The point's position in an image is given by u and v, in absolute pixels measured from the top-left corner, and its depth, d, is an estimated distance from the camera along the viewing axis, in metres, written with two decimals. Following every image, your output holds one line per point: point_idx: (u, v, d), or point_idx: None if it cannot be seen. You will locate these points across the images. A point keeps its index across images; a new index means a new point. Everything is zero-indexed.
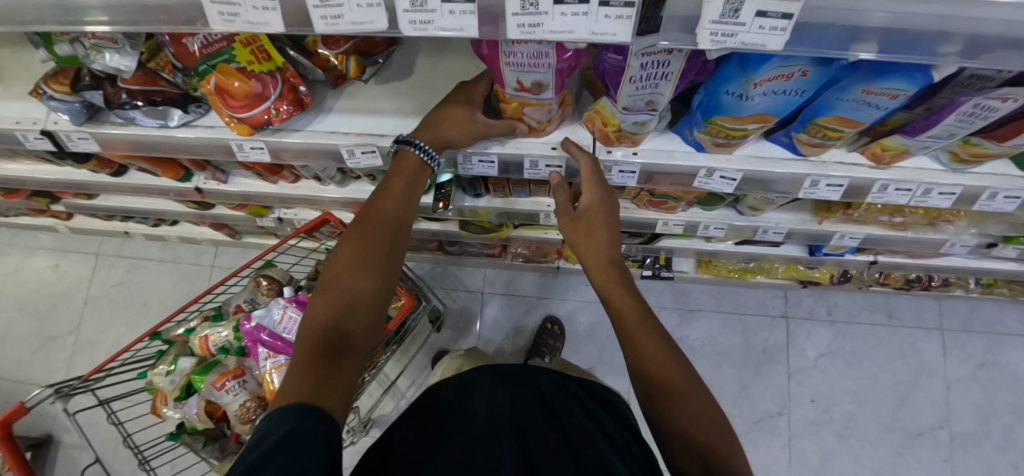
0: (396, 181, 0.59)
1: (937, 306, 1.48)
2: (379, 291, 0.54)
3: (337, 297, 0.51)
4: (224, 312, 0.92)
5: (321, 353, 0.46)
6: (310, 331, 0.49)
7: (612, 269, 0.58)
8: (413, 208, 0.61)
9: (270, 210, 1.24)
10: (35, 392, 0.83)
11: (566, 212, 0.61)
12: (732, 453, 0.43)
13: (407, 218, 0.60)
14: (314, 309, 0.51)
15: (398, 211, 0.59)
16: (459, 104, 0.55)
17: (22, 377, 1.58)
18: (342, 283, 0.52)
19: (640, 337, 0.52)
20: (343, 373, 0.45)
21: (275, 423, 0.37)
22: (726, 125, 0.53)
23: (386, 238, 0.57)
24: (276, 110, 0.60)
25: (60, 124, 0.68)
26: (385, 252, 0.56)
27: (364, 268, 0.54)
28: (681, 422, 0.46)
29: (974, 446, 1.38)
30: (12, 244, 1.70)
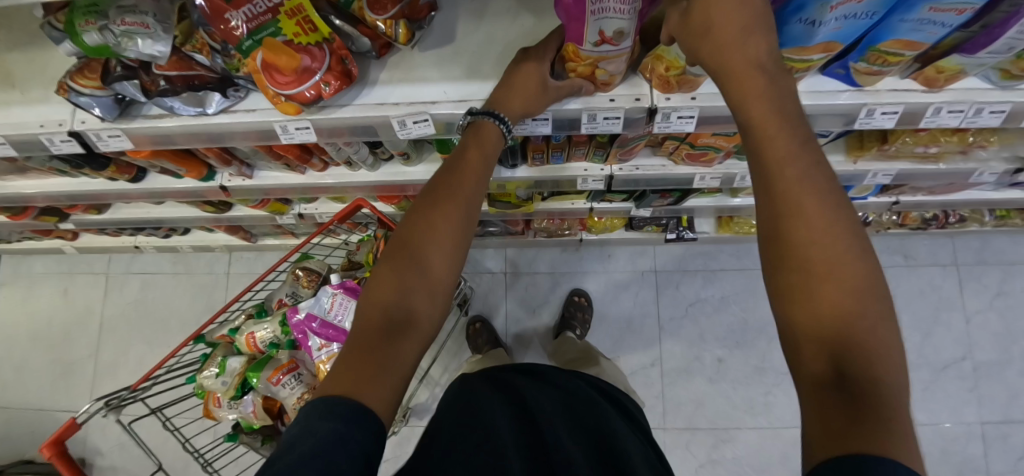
0: (473, 153, 0.55)
1: (949, 243, 1.52)
2: (443, 266, 0.50)
3: (400, 269, 0.49)
4: (268, 308, 0.90)
5: (379, 329, 0.45)
6: (368, 304, 0.48)
7: (764, 76, 0.38)
8: (486, 184, 0.56)
9: (290, 207, 1.21)
10: (85, 408, 0.81)
11: (672, 17, 0.43)
12: (875, 347, 0.30)
13: (478, 192, 0.55)
14: (377, 280, 0.49)
15: (473, 184, 0.54)
16: (529, 73, 0.55)
17: (47, 405, 1.56)
18: (407, 256, 0.49)
19: (792, 171, 0.35)
20: (397, 352, 0.44)
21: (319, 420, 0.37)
22: (792, 56, 0.54)
23: (458, 213, 0.52)
24: (325, 85, 0.57)
25: (88, 122, 0.66)
26: (450, 228, 0.51)
27: (432, 241, 0.50)
28: (821, 290, 0.33)
29: (996, 373, 1.44)
30: (13, 272, 1.64)
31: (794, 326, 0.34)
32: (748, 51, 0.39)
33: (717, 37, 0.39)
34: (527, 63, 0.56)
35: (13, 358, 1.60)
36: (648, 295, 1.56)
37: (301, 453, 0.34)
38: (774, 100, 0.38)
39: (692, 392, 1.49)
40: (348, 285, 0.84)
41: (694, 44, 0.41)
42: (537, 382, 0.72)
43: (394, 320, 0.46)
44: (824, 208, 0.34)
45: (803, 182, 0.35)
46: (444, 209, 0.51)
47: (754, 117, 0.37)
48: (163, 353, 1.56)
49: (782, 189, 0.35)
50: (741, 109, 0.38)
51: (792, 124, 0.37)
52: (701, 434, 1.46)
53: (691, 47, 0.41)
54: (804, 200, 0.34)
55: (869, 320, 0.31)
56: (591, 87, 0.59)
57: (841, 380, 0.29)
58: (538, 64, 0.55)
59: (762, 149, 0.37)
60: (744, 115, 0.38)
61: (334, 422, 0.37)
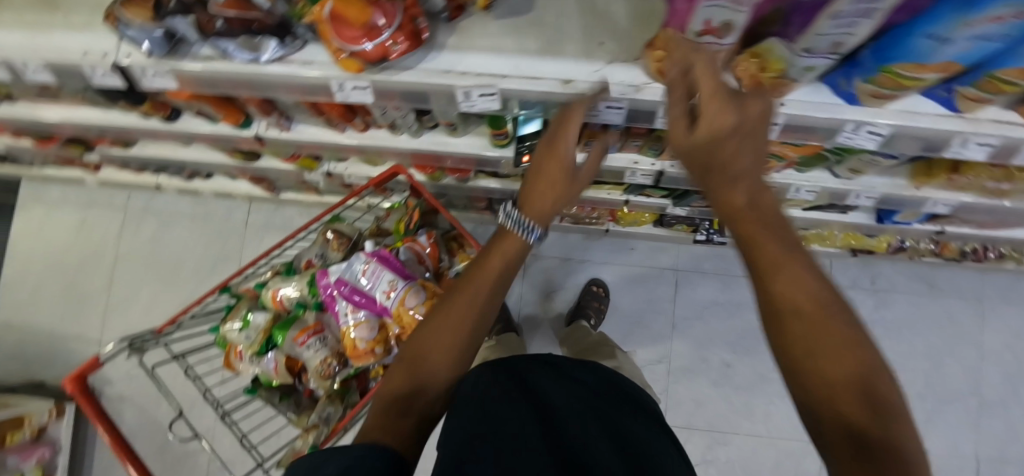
0: (497, 250, 0.60)
1: (978, 278, 1.49)
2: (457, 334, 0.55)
3: (420, 355, 0.54)
4: (296, 267, 0.89)
5: (399, 400, 0.49)
6: (391, 379, 0.53)
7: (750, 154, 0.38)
8: (507, 286, 0.60)
9: (319, 164, 1.18)
10: (108, 347, 0.81)
11: (671, 78, 0.42)
12: (895, 426, 0.29)
13: (499, 292, 0.59)
14: (401, 359, 0.55)
15: (493, 287, 0.58)
16: (552, 164, 0.60)
17: (61, 331, 1.57)
18: (427, 341, 0.54)
19: (774, 253, 0.36)
20: (411, 416, 0.47)
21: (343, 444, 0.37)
22: (902, 73, 0.49)
23: (478, 310, 0.56)
24: (393, 46, 0.53)
25: (133, 56, 0.62)
26: (465, 301, 0.56)
27: (452, 332, 0.55)
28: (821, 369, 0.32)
29: (1002, 412, 1.43)
30: (30, 196, 1.63)
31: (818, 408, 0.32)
32: (747, 109, 0.36)
33: (707, 95, 0.36)
34: (553, 158, 0.60)
35: (29, 281, 1.61)
36: (665, 294, 1.54)
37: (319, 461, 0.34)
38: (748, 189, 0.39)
39: (695, 393, 1.50)
40: (379, 254, 0.81)
41: (677, 113, 0.41)
42: (551, 374, 0.62)
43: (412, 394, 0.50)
44: (795, 284, 0.34)
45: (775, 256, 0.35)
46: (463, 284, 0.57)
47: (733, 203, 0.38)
48: (176, 293, 1.57)
49: (767, 272, 0.35)
50: (718, 196, 0.40)
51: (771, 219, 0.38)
52: (698, 435, 1.47)
53: (683, 116, 0.41)
54: (786, 287, 0.34)
55: (878, 396, 0.31)
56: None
57: (874, 467, 0.27)
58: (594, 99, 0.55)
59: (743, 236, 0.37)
60: (725, 200, 0.39)
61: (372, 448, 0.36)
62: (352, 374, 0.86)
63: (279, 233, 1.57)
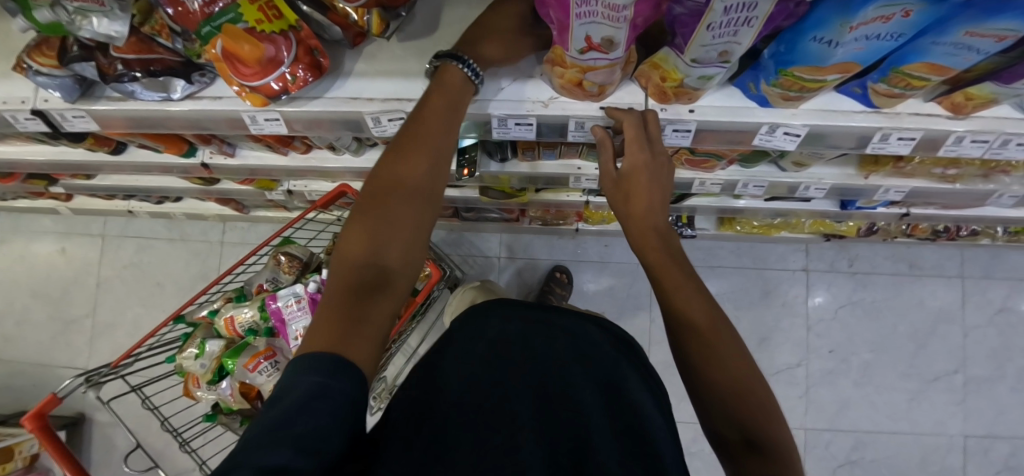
0: (435, 103, 0.47)
1: (959, 255, 1.45)
2: (431, 181, 0.46)
3: (372, 225, 0.43)
4: (248, 293, 0.89)
5: (354, 290, 0.39)
6: (343, 261, 0.42)
7: (655, 237, 0.50)
8: (455, 137, 0.48)
9: (278, 182, 1.18)
10: (66, 383, 0.82)
11: (607, 174, 0.54)
12: (771, 423, 0.41)
13: (446, 143, 0.47)
14: (351, 231, 0.43)
15: (440, 139, 0.47)
16: (495, 18, 0.51)
17: (49, 360, 1.60)
18: (383, 211, 0.43)
19: (682, 299, 0.46)
20: (376, 316, 0.38)
21: (303, 374, 0.32)
22: (804, 75, 0.48)
23: (425, 165, 0.45)
24: (293, 77, 0.53)
25: (51, 101, 0.63)
26: (440, 135, 0.47)
27: (410, 201, 0.44)
28: (721, 391, 0.43)
29: (987, 388, 1.42)
30: (11, 229, 1.65)
31: (713, 414, 0.43)
32: (653, 214, 0.51)
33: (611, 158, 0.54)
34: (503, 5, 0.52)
35: (14, 312, 1.64)
36: (641, 288, 1.53)
37: (276, 419, 0.29)
38: (667, 251, 0.49)
39: (677, 386, 1.50)
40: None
41: (621, 198, 0.52)
42: (564, 326, 0.56)
43: (370, 283, 0.40)
44: (730, 352, 0.44)
45: (689, 302, 0.46)
46: (428, 115, 0.47)
47: (653, 264, 0.49)
48: (158, 315, 1.59)
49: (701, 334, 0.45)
50: (648, 258, 0.50)
51: (678, 260, 0.49)
52: (682, 428, 1.48)
53: (621, 197, 0.52)
54: (712, 342, 0.44)
55: (762, 409, 0.42)
56: (580, 96, 0.54)
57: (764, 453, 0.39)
58: (640, 154, 0.51)
59: (660, 285, 0.48)
60: (644, 258, 0.51)
61: (318, 376, 0.32)
62: None
63: None
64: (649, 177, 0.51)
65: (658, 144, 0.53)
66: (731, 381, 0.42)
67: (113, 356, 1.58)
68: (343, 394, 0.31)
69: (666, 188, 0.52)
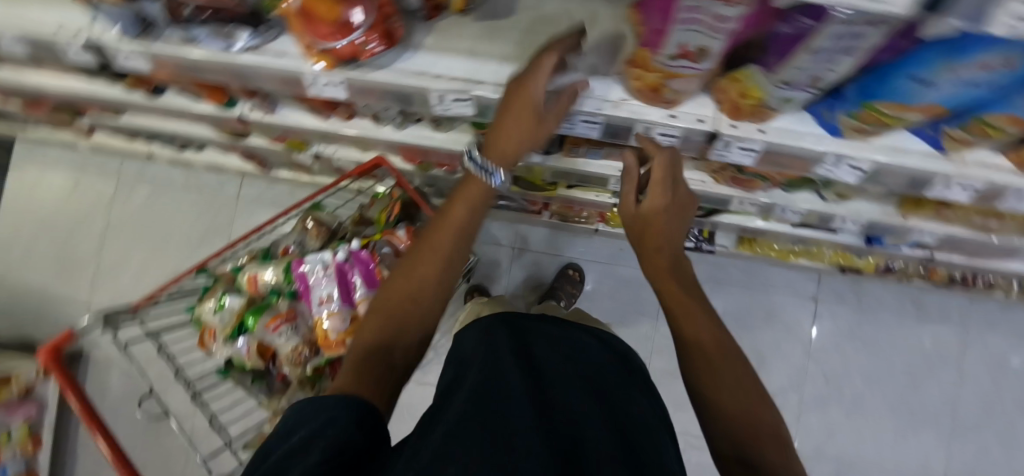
0: (455, 208, 0.56)
1: (967, 303, 1.47)
2: (442, 283, 0.55)
3: (390, 315, 0.52)
4: (273, 253, 0.89)
5: (369, 353, 0.48)
6: (365, 338, 0.52)
7: (670, 274, 0.55)
8: (465, 244, 0.56)
9: (308, 145, 1.16)
10: (84, 321, 0.82)
11: (628, 202, 0.57)
12: (772, 448, 0.44)
13: (457, 250, 0.56)
14: (376, 313, 0.54)
15: (451, 246, 0.55)
16: (514, 98, 0.48)
17: (51, 292, 1.60)
18: (400, 304, 0.53)
19: (692, 320, 0.52)
20: (383, 377, 0.46)
21: (329, 400, 0.38)
22: (887, 110, 0.47)
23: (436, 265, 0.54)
24: (364, 45, 0.52)
25: (106, 36, 0.61)
26: (453, 240, 0.55)
27: (421, 300, 0.54)
28: (725, 406, 0.47)
29: (973, 437, 1.44)
30: (24, 156, 1.63)
31: (716, 430, 0.47)
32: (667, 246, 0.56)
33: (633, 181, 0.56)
34: (521, 84, 0.47)
35: (21, 240, 1.62)
36: (650, 296, 1.54)
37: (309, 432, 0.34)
38: (679, 279, 0.55)
39: (672, 397, 1.52)
40: (366, 256, 0.83)
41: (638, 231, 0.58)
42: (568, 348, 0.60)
43: (381, 351, 0.49)
44: (738, 377, 0.49)
45: (697, 327, 0.51)
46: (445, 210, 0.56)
47: (664, 284, 0.55)
48: (166, 262, 1.58)
49: (711, 349, 0.50)
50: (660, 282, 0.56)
51: (688, 288, 0.54)
52: None
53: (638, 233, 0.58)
54: (721, 357, 0.49)
55: (761, 425, 0.46)
56: (653, 101, 0.53)
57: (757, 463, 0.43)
58: (659, 191, 0.54)
59: (675, 313, 0.54)
60: (658, 279, 0.56)
61: (343, 402, 0.37)
62: (327, 360, 0.85)
63: (270, 208, 1.57)
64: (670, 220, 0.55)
65: (677, 192, 0.56)
66: (735, 397, 0.47)
67: (117, 295, 1.58)
68: (362, 418, 0.36)
69: (676, 227, 0.58)
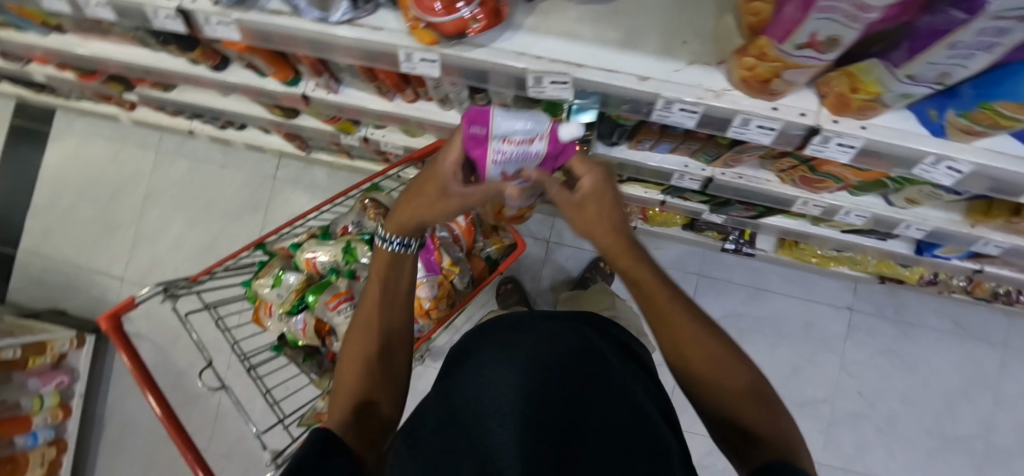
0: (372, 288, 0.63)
1: (1006, 322, 1.44)
2: (384, 302, 0.62)
3: (362, 359, 0.59)
4: (332, 233, 0.89)
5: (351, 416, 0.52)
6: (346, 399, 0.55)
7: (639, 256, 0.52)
8: (393, 290, 0.63)
9: (357, 127, 1.15)
10: (145, 289, 0.82)
11: (564, 196, 0.52)
12: (753, 411, 0.45)
13: (389, 313, 0.62)
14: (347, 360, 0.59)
15: (381, 299, 0.62)
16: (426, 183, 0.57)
17: (85, 263, 1.61)
18: (364, 343, 0.60)
19: (663, 302, 0.50)
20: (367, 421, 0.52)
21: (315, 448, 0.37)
22: (1005, 112, 0.46)
23: (376, 315, 0.61)
24: (472, 22, 0.51)
25: (200, 3, 0.61)
26: (381, 309, 0.62)
27: (380, 316, 0.61)
28: (712, 378, 0.48)
29: (1005, 459, 1.42)
30: (65, 126, 1.64)
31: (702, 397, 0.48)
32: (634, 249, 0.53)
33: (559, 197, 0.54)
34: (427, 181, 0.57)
35: (58, 209, 1.64)
36: None
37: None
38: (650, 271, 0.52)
39: None
40: (565, 147, 0.52)
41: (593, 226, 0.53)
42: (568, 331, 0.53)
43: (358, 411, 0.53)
44: (704, 354, 0.48)
45: (671, 314, 0.49)
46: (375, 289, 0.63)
47: (637, 274, 0.51)
48: (199, 240, 1.59)
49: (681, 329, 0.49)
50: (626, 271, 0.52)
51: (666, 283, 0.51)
52: (696, 439, 1.51)
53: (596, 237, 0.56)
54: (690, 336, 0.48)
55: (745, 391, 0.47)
56: (757, 93, 0.53)
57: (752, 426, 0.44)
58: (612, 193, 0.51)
59: (651, 299, 0.51)
60: (634, 279, 0.52)
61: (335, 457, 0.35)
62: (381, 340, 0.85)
63: (306, 191, 1.57)
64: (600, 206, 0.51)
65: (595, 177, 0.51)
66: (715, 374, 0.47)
67: (151, 270, 1.59)
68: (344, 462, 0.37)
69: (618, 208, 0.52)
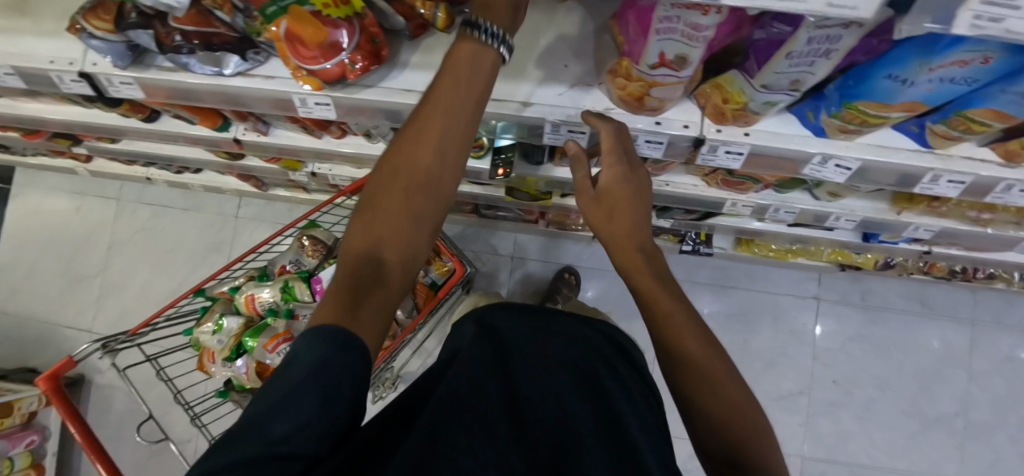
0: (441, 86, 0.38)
1: (971, 298, 1.45)
2: (446, 140, 0.38)
3: (390, 214, 0.38)
4: (270, 273, 0.89)
5: (353, 283, 0.35)
6: (355, 252, 0.37)
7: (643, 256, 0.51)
8: (466, 128, 0.39)
9: (303, 164, 1.17)
10: (83, 347, 0.82)
11: (585, 193, 0.53)
12: (751, 446, 0.44)
13: (459, 128, 0.39)
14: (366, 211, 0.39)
15: (442, 133, 0.38)
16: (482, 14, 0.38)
17: (53, 318, 1.60)
18: (396, 191, 0.38)
19: (666, 313, 0.49)
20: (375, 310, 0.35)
21: (306, 347, 0.31)
22: (869, 110, 0.48)
23: (450, 110, 0.38)
24: (352, 65, 0.53)
25: (100, 65, 0.62)
26: (439, 154, 0.39)
27: (431, 173, 0.39)
28: (710, 411, 0.46)
29: (986, 435, 1.41)
30: (26, 183, 1.65)
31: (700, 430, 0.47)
32: (636, 235, 0.51)
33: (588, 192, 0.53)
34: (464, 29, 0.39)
35: (24, 266, 1.63)
36: None
37: (277, 395, 0.29)
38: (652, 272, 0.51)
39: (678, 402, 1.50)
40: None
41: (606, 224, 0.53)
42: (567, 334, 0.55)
43: (366, 275, 0.36)
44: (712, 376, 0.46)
45: (675, 325, 0.48)
46: (443, 90, 0.37)
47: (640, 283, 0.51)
48: (165, 285, 1.59)
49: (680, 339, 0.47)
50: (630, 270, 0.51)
51: (666, 281, 0.50)
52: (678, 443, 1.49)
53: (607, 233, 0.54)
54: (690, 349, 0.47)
55: (743, 422, 0.45)
56: (637, 110, 0.54)
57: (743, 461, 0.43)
58: (631, 181, 0.51)
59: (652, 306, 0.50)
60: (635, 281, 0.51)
61: (322, 349, 0.31)
62: None
63: (269, 227, 1.58)
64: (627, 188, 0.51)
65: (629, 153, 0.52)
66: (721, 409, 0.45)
67: (119, 319, 1.58)
68: (344, 367, 0.31)
69: (645, 196, 0.52)
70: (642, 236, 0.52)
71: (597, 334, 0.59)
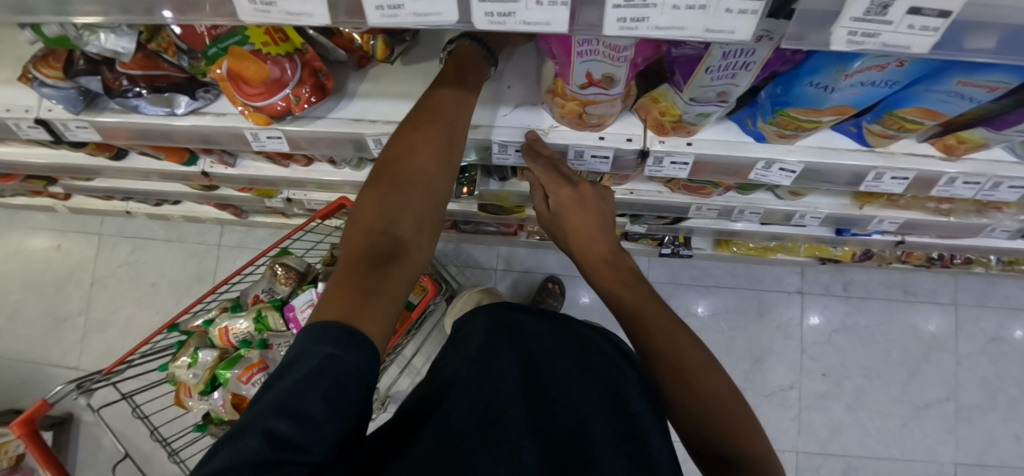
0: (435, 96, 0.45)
1: (953, 282, 1.46)
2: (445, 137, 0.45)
3: (394, 193, 0.42)
4: (242, 303, 0.89)
5: (365, 259, 0.38)
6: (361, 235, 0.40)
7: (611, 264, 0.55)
8: (459, 127, 0.46)
9: (278, 190, 1.17)
10: (57, 388, 0.81)
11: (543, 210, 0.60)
12: (739, 435, 0.43)
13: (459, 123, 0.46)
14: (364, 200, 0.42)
15: (443, 127, 0.45)
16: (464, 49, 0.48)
17: (38, 358, 1.59)
18: (404, 172, 0.42)
19: (641, 314, 0.50)
20: (392, 285, 0.38)
21: (310, 342, 0.32)
22: (800, 117, 0.48)
23: (445, 112, 0.45)
24: (299, 97, 0.53)
25: (54, 111, 0.63)
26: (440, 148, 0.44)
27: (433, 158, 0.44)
28: (690, 400, 0.45)
29: (978, 418, 1.41)
30: (8, 224, 1.65)
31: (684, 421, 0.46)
32: (600, 244, 0.55)
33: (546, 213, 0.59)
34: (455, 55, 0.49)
35: (7, 307, 1.63)
36: None
37: (281, 391, 0.30)
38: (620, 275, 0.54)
39: None
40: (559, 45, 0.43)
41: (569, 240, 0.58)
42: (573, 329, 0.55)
43: (383, 252, 0.39)
44: (697, 367, 0.46)
45: (651, 329, 0.48)
46: (436, 104, 0.45)
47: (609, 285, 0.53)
48: (150, 317, 1.58)
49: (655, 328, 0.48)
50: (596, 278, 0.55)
51: (637, 283, 0.52)
52: None
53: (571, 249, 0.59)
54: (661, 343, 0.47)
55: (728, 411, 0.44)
56: (580, 126, 0.55)
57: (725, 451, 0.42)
58: (587, 196, 0.57)
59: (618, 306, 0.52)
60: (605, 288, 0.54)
61: (331, 346, 0.32)
62: None
63: (252, 253, 1.58)
64: (583, 209, 0.56)
65: (575, 177, 0.58)
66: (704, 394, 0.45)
67: (104, 355, 1.57)
68: (353, 364, 0.32)
69: (605, 214, 0.57)
70: (607, 244, 0.56)
71: (598, 331, 0.58)
